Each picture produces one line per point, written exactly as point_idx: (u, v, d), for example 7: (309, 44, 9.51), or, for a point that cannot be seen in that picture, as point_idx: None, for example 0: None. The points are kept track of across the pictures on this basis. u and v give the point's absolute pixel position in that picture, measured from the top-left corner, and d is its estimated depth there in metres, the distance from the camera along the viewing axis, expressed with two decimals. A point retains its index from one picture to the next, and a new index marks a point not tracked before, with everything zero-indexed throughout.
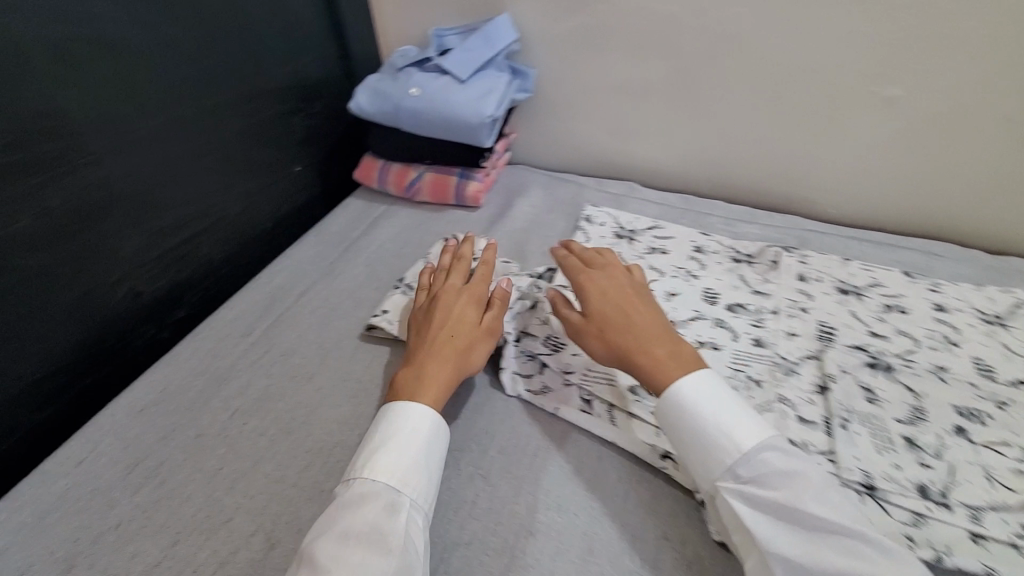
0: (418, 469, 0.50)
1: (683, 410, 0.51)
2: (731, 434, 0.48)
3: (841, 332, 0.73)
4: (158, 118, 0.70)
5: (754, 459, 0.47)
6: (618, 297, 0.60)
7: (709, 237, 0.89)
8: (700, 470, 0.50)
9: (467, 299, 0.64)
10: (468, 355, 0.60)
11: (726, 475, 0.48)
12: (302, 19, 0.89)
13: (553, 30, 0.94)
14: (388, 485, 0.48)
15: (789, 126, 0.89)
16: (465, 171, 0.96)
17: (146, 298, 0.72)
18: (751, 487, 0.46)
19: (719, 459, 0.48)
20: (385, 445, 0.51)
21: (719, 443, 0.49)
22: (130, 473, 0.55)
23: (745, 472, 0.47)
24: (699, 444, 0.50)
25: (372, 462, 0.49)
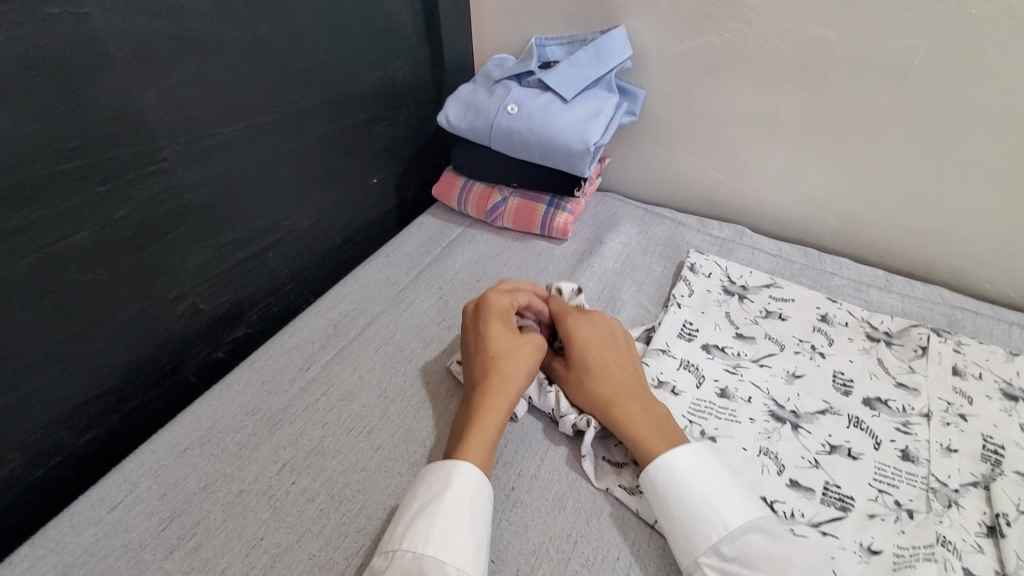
0: (466, 533, 0.43)
1: (665, 476, 0.48)
2: (716, 506, 0.45)
3: (1014, 454, 0.57)
4: (238, 125, 0.65)
5: (740, 538, 0.44)
6: (598, 349, 0.58)
7: (838, 304, 0.76)
8: (681, 541, 0.46)
9: (492, 317, 0.59)
10: (515, 369, 0.55)
11: (706, 549, 0.44)
12: (397, 20, 0.82)
13: (673, 49, 0.82)
14: (433, 556, 0.41)
15: (953, 181, 0.74)
16: (555, 199, 0.86)
17: (206, 316, 0.68)
18: (734, 566, 0.43)
19: (703, 532, 0.45)
20: (426, 507, 0.44)
21: (702, 513, 0.45)
22: (165, 530, 0.49)
23: (731, 550, 0.44)
24: (681, 511, 0.46)
25: (413, 529, 0.42)
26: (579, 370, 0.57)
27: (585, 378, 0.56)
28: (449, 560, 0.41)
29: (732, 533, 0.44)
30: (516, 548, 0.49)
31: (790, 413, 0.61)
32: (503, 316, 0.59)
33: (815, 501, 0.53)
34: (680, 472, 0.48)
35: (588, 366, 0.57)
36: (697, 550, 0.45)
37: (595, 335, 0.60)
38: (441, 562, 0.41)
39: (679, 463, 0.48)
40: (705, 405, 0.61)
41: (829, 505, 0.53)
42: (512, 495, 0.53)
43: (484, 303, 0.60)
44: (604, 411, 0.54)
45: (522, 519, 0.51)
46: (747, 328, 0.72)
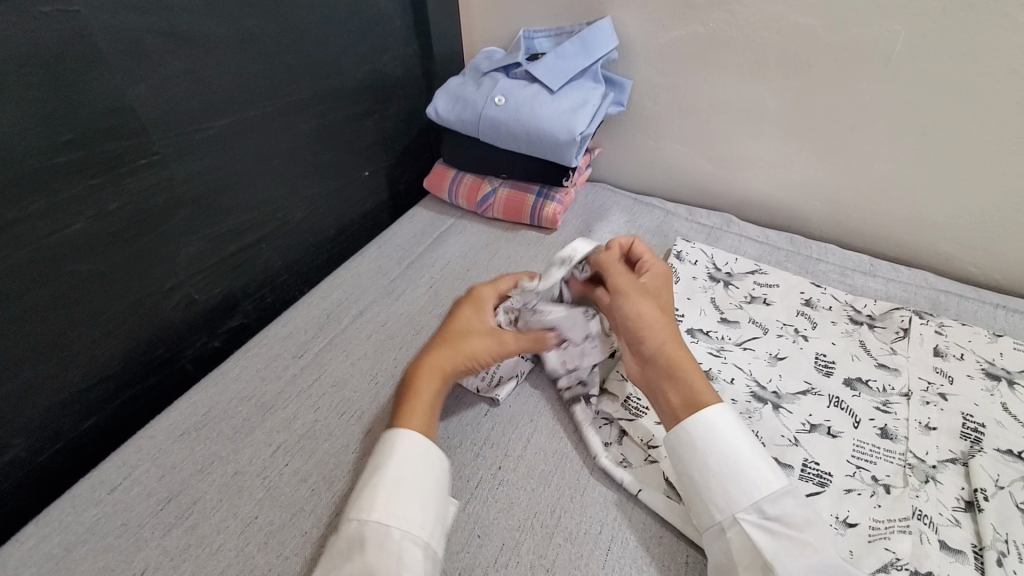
0: (414, 497, 0.45)
1: (712, 431, 0.48)
2: (759, 466, 0.46)
3: (993, 432, 0.58)
4: (229, 118, 0.66)
5: (782, 497, 0.45)
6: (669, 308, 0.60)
7: (823, 289, 0.77)
8: (716, 497, 0.46)
9: (467, 301, 0.63)
10: (461, 343, 0.57)
11: (747, 505, 0.45)
12: (386, 15, 0.84)
13: (658, 40, 0.83)
14: (376, 523, 0.43)
15: (935, 166, 0.75)
16: (544, 189, 0.87)
17: (201, 306, 0.69)
18: (774, 524, 0.44)
19: (744, 490, 0.45)
20: (374, 477, 0.46)
21: (744, 473, 0.46)
22: (162, 509, 0.51)
23: (773, 510, 0.44)
24: (720, 469, 0.47)
25: (361, 500, 0.44)
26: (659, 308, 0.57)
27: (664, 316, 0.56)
28: (394, 523, 0.43)
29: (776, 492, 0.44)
30: (502, 524, 0.51)
31: (772, 393, 0.63)
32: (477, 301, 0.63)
33: (793, 477, 0.55)
34: (726, 429, 0.48)
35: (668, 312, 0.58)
36: (735, 507, 0.45)
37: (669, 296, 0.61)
38: (388, 526, 0.43)
39: (725, 421, 0.48)
40: None
41: (807, 480, 0.54)
42: (499, 474, 0.55)
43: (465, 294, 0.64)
44: (675, 345, 0.53)
45: (509, 496, 0.53)
46: (732, 312, 0.73)
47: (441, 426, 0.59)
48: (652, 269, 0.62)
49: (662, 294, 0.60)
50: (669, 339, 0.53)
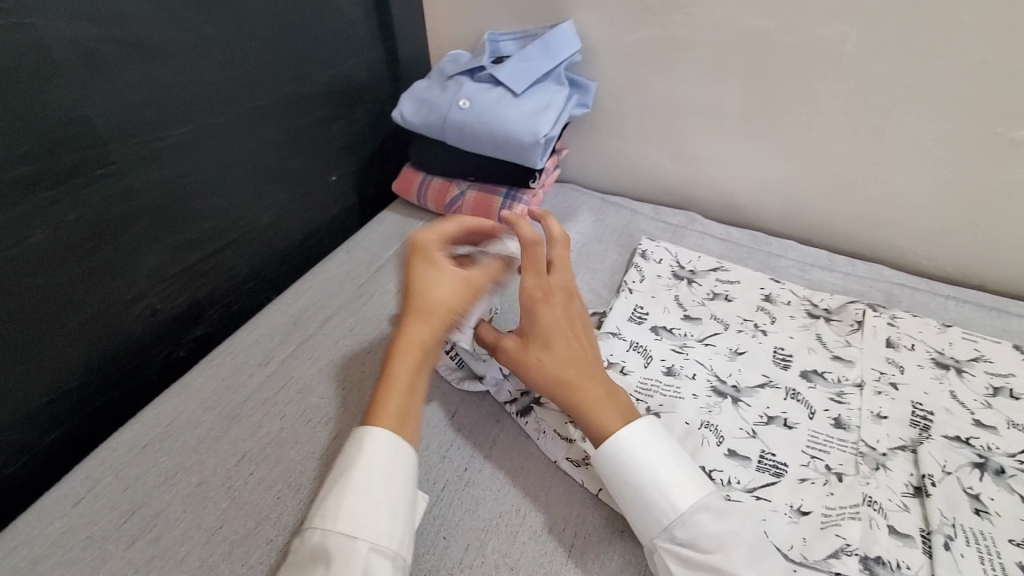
0: (381, 504, 0.43)
1: (615, 460, 0.49)
2: (667, 487, 0.47)
3: (941, 419, 0.61)
4: (190, 126, 0.66)
5: (688, 520, 0.45)
6: (551, 334, 0.54)
7: (782, 285, 0.79)
8: (637, 525, 0.48)
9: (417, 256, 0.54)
10: (432, 306, 0.50)
11: (660, 531, 0.46)
12: (349, 19, 0.83)
13: (621, 42, 0.85)
14: (341, 533, 0.41)
15: (886, 164, 0.78)
16: (511, 192, 0.87)
17: (164, 316, 0.69)
18: (686, 549, 0.45)
19: (655, 514, 0.46)
20: (338, 482, 0.44)
21: (651, 496, 0.47)
22: (125, 522, 0.51)
23: (682, 534, 0.45)
24: (633, 498, 0.48)
25: (327, 508, 0.42)
26: (535, 356, 0.54)
27: (541, 365, 0.53)
28: (362, 535, 0.41)
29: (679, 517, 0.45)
30: (467, 524, 0.52)
31: (731, 387, 0.64)
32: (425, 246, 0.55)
33: (750, 468, 0.56)
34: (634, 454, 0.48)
35: (547, 352, 0.53)
36: (652, 533, 0.47)
37: (550, 313, 0.54)
38: (354, 539, 0.41)
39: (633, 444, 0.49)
40: (651, 382, 0.64)
41: (764, 471, 0.56)
42: (465, 475, 0.56)
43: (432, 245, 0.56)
44: (559, 401, 0.53)
45: (474, 497, 0.54)
46: (695, 309, 0.75)
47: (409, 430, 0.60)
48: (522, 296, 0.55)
49: (539, 325, 0.54)
50: (552, 399, 0.53)
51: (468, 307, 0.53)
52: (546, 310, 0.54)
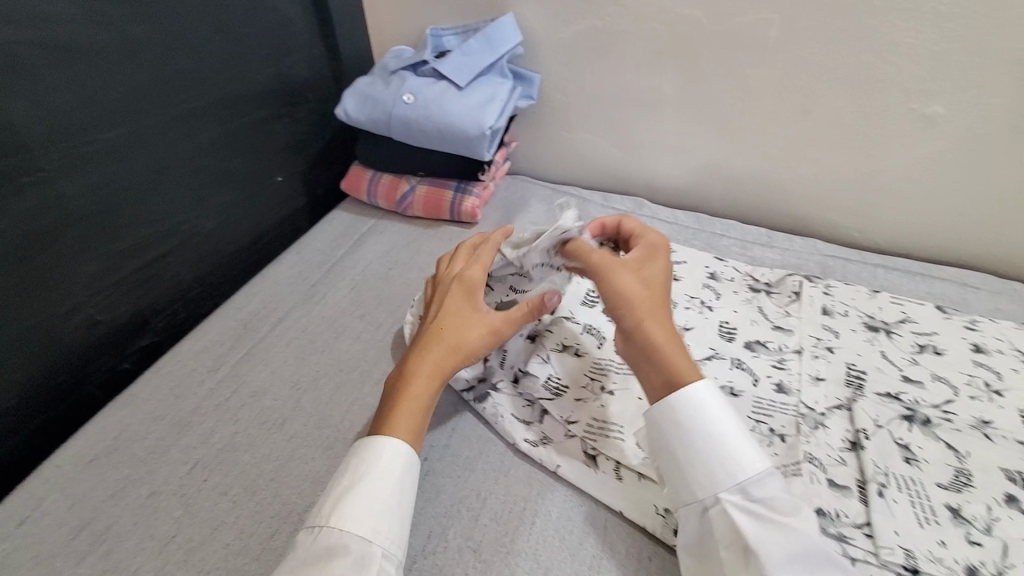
0: (395, 512, 0.44)
1: (704, 403, 0.47)
2: (745, 447, 0.45)
3: (873, 378, 0.65)
4: (122, 130, 0.63)
5: (764, 480, 0.44)
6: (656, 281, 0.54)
7: (725, 263, 0.82)
8: (700, 480, 0.45)
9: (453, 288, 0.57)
10: (453, 340, 0.52)
11: (729, 485, 0.44)
12: (285, 17, 0.82)
13: (560, 34, 0.86)
14: (360, 535, 0.42)
15: (814, 143, 0.82)
16: (461, 183, 0.89)
17: (106, 327, 0.66)
18: (757, 506, 0.43)
19: (729, 467, 0.45)
20: (358, 485, 0.45)
21: (732, 453, 0.45)
22: (74, 538, 0.49)
23: (757, 491, 0.43)
24: (708, 452, 0.46)
25: (346, 507, 0.43)
26: (645, 282, 0.53)
27: (647, 291, 0.53)
28: (376, 541, 0.42)
29: (759, 473, 0.43)
30: (430, 512, 0.52)
31: None
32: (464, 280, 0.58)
33: None
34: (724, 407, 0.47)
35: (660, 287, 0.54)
36: (717, 487, 0.45)
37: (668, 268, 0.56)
38: (368, 542, 0.42)
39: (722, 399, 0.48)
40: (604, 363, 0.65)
41: None
42: (425, 465, 0.56)
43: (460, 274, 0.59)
44: (652, 320, 0.50)
45: (435, 485, 0.55)
46: None
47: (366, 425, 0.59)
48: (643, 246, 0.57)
49: (659, 266, 0.56)
50: (645, 316, 0.50)
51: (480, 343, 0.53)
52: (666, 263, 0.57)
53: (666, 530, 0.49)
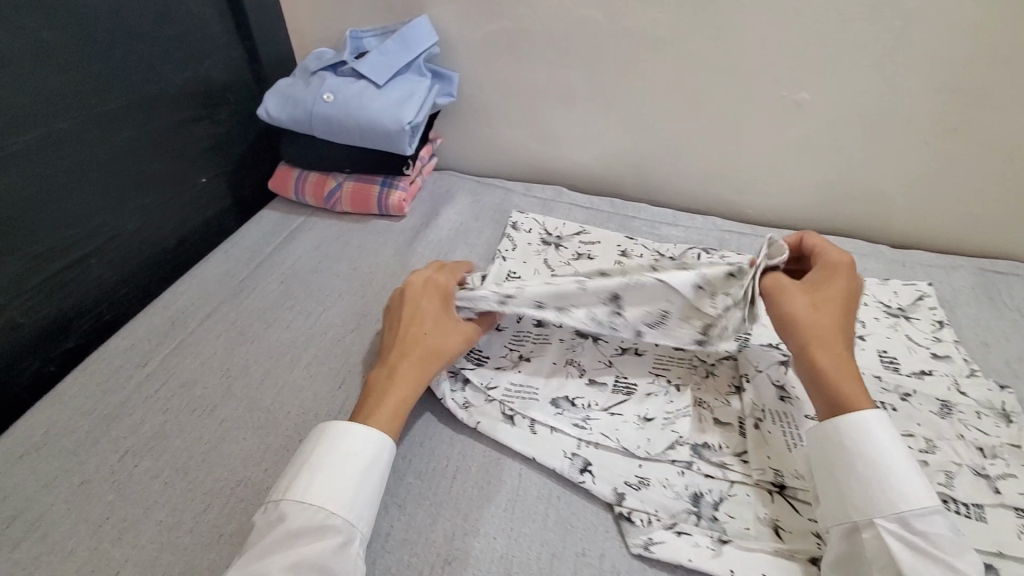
0: (371, 499, 0.49)
1: (874, 434, 0.49)
2: (912, 483, 0.47)
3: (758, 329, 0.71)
4: (35, 133, 0.64)
5: (928, 515, 0.45)
6: (831, 311, 0.57)
7: (635, 241, 0.90)
8: (859, 502, 0.47)
9: (427, 297, 0.64)
10: (432, 349, 0.59)
11: (889, 513, 0.46)
12: (200, 20, 0.83)
13: (474, 34, 0.91)
14: (344, 518, 0.47)
15: (707, 130, 0.91)
16: (388, 179, 0.93)
17: (28, 331, 0.66)
18: (916, 537, 0.45)
19: (891, 496, 0.46)
20: (350, 473, 0.49)
21: (898, 485, 0.47)
22: (6, 528, 0.51)
23: (918, 524, 0.45)
24: (872, 479, 0.48)
25: (333, 489, 0.48)
26: (817, 306, 0.57)
27: (817, 315, 0.57)
28: (356, 524, 0.47)
29: (925, 509, 0.45)
30: None
31: None
32: (437, 294, 0.64)
33: (606, 392, 0.64)
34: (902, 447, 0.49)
35: (832, 307, 0.57)
36: (875, 511, 0.47)
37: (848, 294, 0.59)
38: (346, 523, 0.47)
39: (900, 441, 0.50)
40: (523, 333, 0.70)
41: (618, 392, 0.64)
42: None
43: (426, 282, 0.65)
44: (819, 345, 0.55)
45: None
46: (562, 269, 0.83)
47: (296, 404, 0.62)
48: (824, 274, 0.60)
49: (833, 288, 0.59)
50: (810, 342, 0.55)
51: (454, 348, 0.61)
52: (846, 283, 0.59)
53: (573, 470, 0.56)
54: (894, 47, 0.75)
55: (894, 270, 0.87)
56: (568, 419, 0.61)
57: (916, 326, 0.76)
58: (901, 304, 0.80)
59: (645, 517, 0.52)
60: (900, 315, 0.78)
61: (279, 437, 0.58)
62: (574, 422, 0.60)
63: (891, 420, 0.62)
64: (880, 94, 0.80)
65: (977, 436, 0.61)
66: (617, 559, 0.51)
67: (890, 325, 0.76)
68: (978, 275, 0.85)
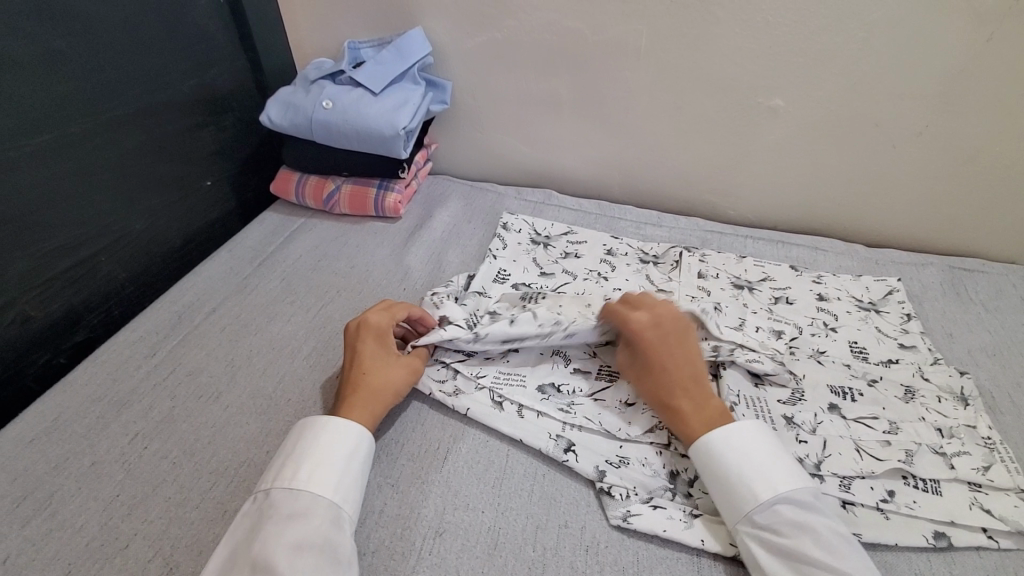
0: (356, 485, 0.52)
1: (707, 454, 0.54)
2: (747, 480, 0.51)
3: (729, 308, 0.78)
4: (49, 135, 0.68)
5: (768, 507, 0.50)
6: (646, 369, 0.61)
7: (620, 240, 0.94)
8: (723, 514, 0.52)
9: (362, 341, 0.62)
10: (369, 390, 0.58)
11: (739, 517, 0.51)
12: (205, 31, 0.88)
13: (466, 45, 0.96)
14: (332, 501, 0.49)
15: (687, 136, 0.95)
16: (384, 182, 0.98)
17: (39, 323, 0.70)
18: (766, 532, 0.49)
19: (736, 501, 0.51)
20: (336, 461, 0.52)
21: (738, 489, 0.51)
22: (19, 506, 0.54)
23: (761, 519, 0.49)
24: (720, 491, 0.53)
25: (320, 475, 0.51)
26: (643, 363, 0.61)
27: (642, 377, 0.61)
28: (344, 506, 0.50)
29: (758, 503, 0.50)
30: None
31: None
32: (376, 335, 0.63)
33: (590, 378, 0.67)
34: (732, 451, 0.53)
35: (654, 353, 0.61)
36: (734, 520, 0.51)
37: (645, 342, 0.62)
38: (337, 506, 0.49)
39: (738, 442, 0.54)
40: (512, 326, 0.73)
41: (601, 378, 0.67)
42: None
43: (363, 321, 0.64)
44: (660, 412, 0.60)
45: None
46: (550, 267, 0.88)
47: (296, 391, 0.66)
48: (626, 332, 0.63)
49: (645, 334, 0.62)
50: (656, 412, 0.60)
51: (393, 387, 0.60)
52: (648, 317, 0.63)
53: (558, 449, 0.60)
54: (861, 55, 0.80)
55: (867, 267, 0.91)
56: (554, 404, 0.64)
57: (885, 319, 0.80)
58: (873, 298, 0.84)
59: (624, 491, 0.56)
60: (870, 309, 0.82)
61: (280, 422, 0.62)
62: (559, 406, 0.64)
63: (859, 404, 0.65)
64: (849, 101, 0.84)
65: (937, 418, 0.64)
66: (597, 530, 0.54)
67: (860, 318, 0.80)
68: (947, 272, 0.90)
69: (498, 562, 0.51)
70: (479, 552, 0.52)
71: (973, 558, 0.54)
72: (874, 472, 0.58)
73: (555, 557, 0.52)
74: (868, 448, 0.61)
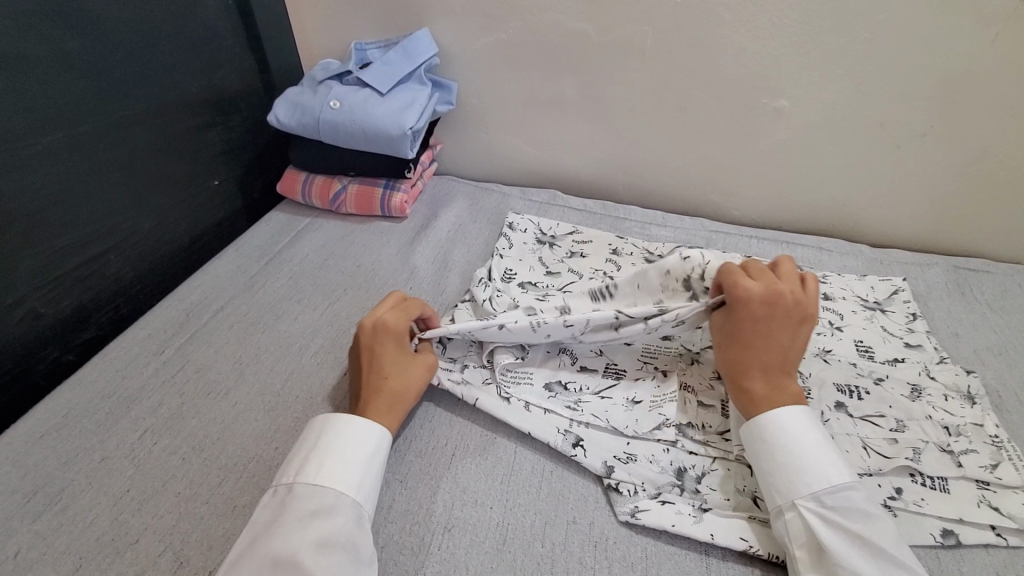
0: (376, 483, 0.53)
1: (786, 429, 0.53)
2: (822, 464, 0.51)
3: None
4: (62, 134, 0.69)
5: (840, 491, 0.49)
6: (737, 341, 0.59)
7: (625, 240, 0.94)
8: (778, 488, 0.51)
9: (382, 342, 0.61)
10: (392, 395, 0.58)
11: (804, 493, 0.50)
12: (214, 32, 0.89)
13: (472, 47, 0.97)
14: (355, 499, 0.50)
15: (692, 136, 0.96)
16: (390, 182, 0.98)
17: (49, 320, 0.70)
18: (833, 513, 0.48)
19: (803, 479, 0.50)
20: (361, 459, 0.52)
21: (808, 468, 0.51)
22: (30, 501, 0.54)
23: (830, 500, 0.49)
24: (786, 466, 0.52)
25: (343, 472, 0.51)
26: (736, 330, 0.59)
27: (729, 348, 0.59)
28: (366, 504, 0.50)
29: (834, 486, 0.49)
30: None
31: None
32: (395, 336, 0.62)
33: (597, 376, 0.67)
34: (811, 435, 0.53)
35: (755, 327, 0.58)
36: (794, 495, 0.50)
37: (748, 314, 0.58)
38: (358, 504, 0.50)
39: (816, 430, 0.53)
40: None
41: (608, 376, 0.67)
42: None
43: (380, 321, 0.62)
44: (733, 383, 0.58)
45: None
46: (555, 265, 0.88)
47: (304, 388, 0.66)
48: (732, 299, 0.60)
49: (754, 308, 0.58)
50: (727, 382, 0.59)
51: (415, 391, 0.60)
52: (762, 291, 0.59)
53: (565, 444, 0.60)
54: (865, 56, 0.80)
55: (872, 267, 0.91)
56: (561, 402, 0.64)
57: (891, 318, 0.80)
58: (878, 298, 0.84)
59: (632, 487, 0.56)
60: (876, 308, 0.82)
61: (288, 418, 0.62)
62: (566, 404, 0.64)
63: (865, 402, 0.66)
64: (853, 101, 0.85)
65: (943, 416, 0.65)
66: (606, 526, 0.54)
67: (866, 317, 0.80)
68: (951, 272, 0.90)
69: (506, 557, 0.51)
70: (488, 547, 0.52)
71: (981, 555, 0.54)
72: (881, 469, 0.59)
73: (563, 553, 0.52)
74: (875, 445, 0.61)
